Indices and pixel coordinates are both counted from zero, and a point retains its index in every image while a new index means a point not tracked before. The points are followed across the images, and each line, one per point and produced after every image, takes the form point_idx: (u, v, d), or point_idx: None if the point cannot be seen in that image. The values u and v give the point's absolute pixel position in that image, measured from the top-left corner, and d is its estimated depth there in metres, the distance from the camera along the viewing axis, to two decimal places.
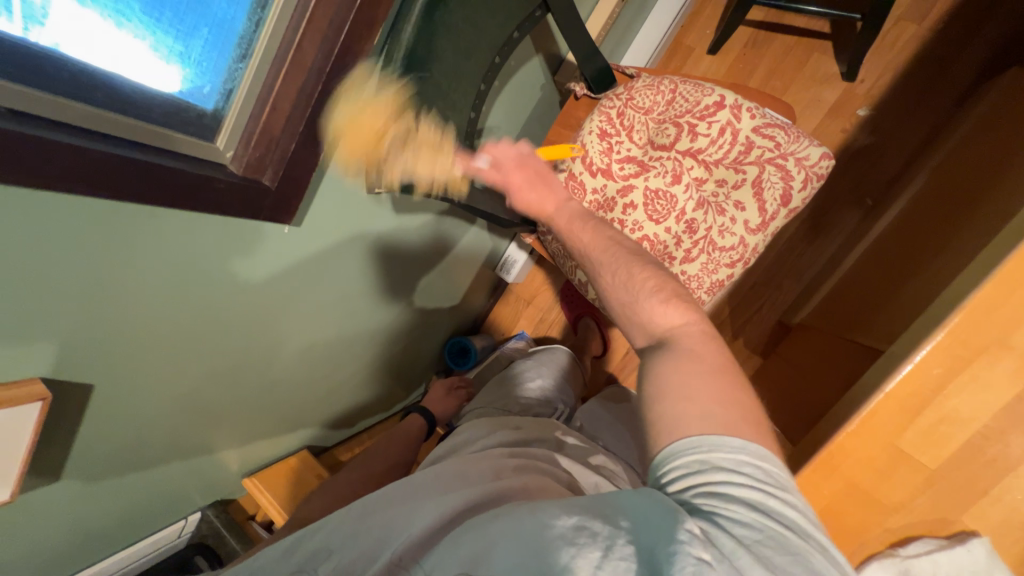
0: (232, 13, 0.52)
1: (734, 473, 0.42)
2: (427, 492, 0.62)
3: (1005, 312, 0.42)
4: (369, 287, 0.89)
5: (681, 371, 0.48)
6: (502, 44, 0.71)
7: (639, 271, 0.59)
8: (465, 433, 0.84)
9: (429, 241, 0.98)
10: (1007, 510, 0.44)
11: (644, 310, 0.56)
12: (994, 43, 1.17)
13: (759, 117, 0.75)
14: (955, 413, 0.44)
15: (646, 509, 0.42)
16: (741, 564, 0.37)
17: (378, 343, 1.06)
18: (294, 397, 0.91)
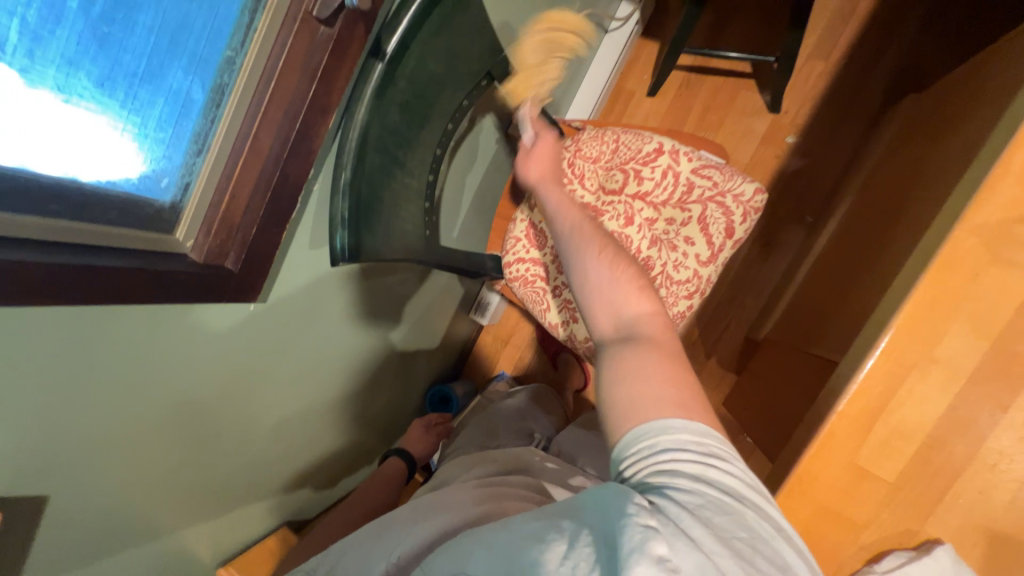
0: (189, 86, 0.53)
1: (682, 449, 0.43)
2: (408, 522, 0.65)
3: (926, 330, 0.47)
4: (340, 348, 0.88)
5: (648, 359, 0.50)
6: (454, 112, 0.75)
7: (602, 256, 0.63)
8: (447, 471, 0.87)
9: (398, 294, 0.99)
10: (963, 514, 0.46)
11: (611, 296, 0.59)
12: (893, 73, 1.32)
13: (695, 159, 0.81)
14: (901, 426, 0.47)
15: (600, 495, 0.42)
16: (686, 526, 0.37)
17: (354, 403, 1.04)
18: (268, 470, 0.88)
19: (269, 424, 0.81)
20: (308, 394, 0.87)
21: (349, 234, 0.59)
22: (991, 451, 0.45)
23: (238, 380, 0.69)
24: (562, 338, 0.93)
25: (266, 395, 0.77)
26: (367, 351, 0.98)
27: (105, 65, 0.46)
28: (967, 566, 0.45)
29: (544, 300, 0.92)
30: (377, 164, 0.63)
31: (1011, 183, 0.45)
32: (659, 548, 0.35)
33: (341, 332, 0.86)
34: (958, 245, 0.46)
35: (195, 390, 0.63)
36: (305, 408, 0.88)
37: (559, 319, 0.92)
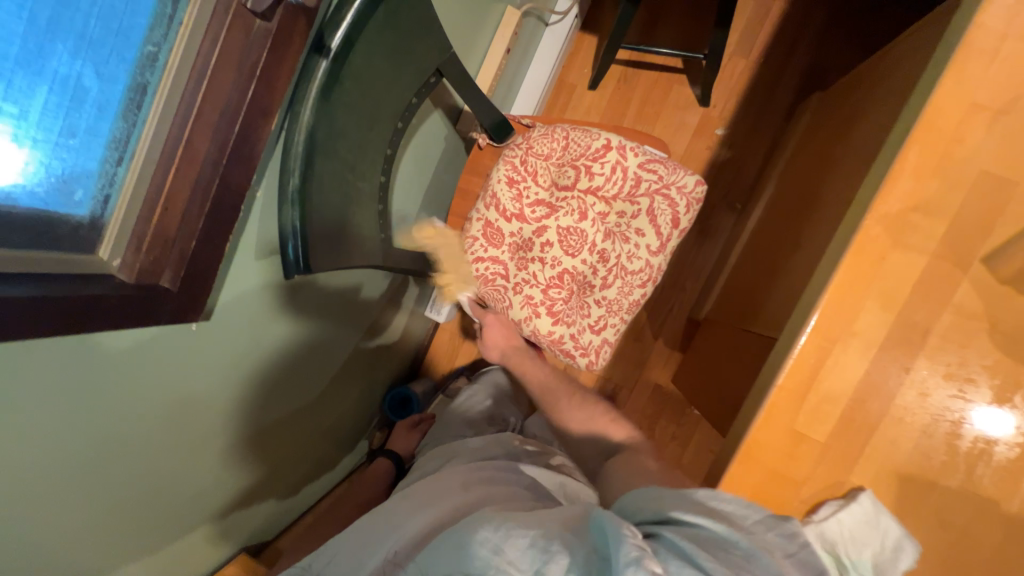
0: (79, 72, 0.44)
1: (681, 499, 0.49)
2: (399, 519, 0.68)
3: (846, 309, 0.53)
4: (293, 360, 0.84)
5: (638, 457, 0.67)
6: (404, 110, 0.73)
7: (585, 399, 0.82)
8: (425, 466, 0.90)
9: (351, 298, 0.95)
10: (879, 462, 0.54)
11: (595, 427, 0.77)
12: (802, 72, 1.46)
13: (641, 154, 0.84)
14: (829, 392, 0.54)
15: (599, 514, 0.47)
16: (683, 551, 0.42)
17: (311, 416, 0.99)
18: (221, 497, 0.82)
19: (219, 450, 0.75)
20: (261, 412, 0.82)
21: (299, 242, 0.55)
22: (899, 406, 0.53)
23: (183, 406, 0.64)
24: (525, 333, 0.89)
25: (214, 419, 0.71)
26: (322, 361, 0.94)
27: (31, 46, 0.40)
28: (885, 506, 0.53)
29: (505, 296, 0.87)
30: (325, 167, 0.60)
31: (907, 177, 0.52)
32: (655, 564, 0.40)
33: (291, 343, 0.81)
34: (868, 233, 0.53)
35: (132, 422, 0.57)
36: (258, 428, 0.83)
37: (522, 315, 0.87)
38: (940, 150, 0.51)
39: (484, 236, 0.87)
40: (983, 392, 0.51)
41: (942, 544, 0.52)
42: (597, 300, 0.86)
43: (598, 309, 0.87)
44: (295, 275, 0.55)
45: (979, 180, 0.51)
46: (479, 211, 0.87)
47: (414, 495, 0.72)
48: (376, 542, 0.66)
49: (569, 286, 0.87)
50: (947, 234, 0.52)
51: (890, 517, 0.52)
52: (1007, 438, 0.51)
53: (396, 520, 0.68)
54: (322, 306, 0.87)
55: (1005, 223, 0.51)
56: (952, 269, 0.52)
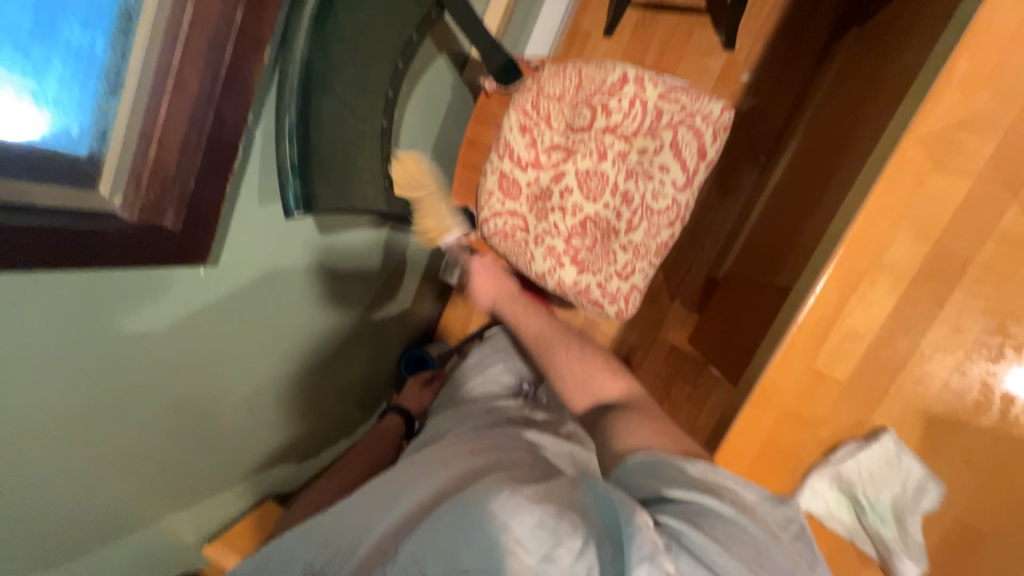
0: (92, 43, 0.46)
1: (682, 468, 0.48)
2: (406, 483, 0.68)
3: (876, 240, 0.49)
4: (307, 315, 0.84)
5: (638, 425, 0.58)
6: (403, 48, 0.69)
7: (585, 347, 0.75)
8: (437, 426, 0.92)
9: (365, 256, 0.95)
10: (904, 402, 0.51)
11: (590, 381, 0.70)
12: (839, 5, 1.33)
13: (661, 84, 0.79)
14: (852, 330, 0.51)
15: (608, 495, 0.46)
16: (693, 541, 0.42)
17: (328, 373, 1.01)
18: (245, 446, 0.85)
19: (238, 400, 0.77)
20: (277, 365, 0.83)
21: (300, 182, 0.55)
22: (929, 344, 0.50)
23: (195, 354, 0.65)
24: (550, 287, 0.85)
25: (231, 369, 0.73)
26: (335, 318, 0.95)
27: None
28: (907, 446, 0.50)
29: (527, 250, 0.84)
30: (323, 103, 0.58)
31: (954, 89, 0.46)
32: (667, 564, 0.40)
33: (304, 298, 0.82)
34: (905, 154, 0.48)
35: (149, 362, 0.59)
36: (274, 381, 0.85)
37: (545, 268, 0.84)
38: (995, 56, 0.46)
39: (500, 189, 0.83)
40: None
41: (971, 486, 0.50)
42: (623, 245, 0.83)
43: (624, 255, 0.84)
44: (298, 214, 0.56)
45: None
46: (492, 163, 0.83)
47: (422, 461, 0.72)
48: (379, 507, 0.65)
49: (592, 234, 0.84)
50: (996, 154, 0.47)
51: (912, 458, 0.50)
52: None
53: (403, 489, 0.67)
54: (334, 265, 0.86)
55: None
56: (999, 194, 0.47)
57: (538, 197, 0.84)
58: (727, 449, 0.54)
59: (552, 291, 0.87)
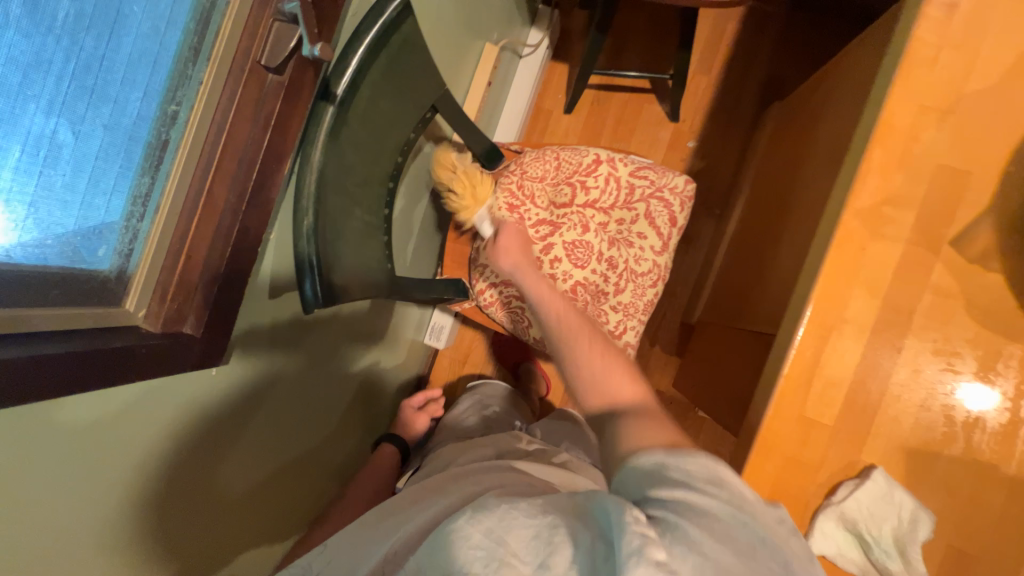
0: (53, 128, 0.41)
1: (684, 465, 0.44)
2: (405, 513, 0.65)
3: (836, 297, 0.58)
4: (309, 397, 0.83)
5: (647, 425, 0.52)
6: (403, 145, 0.76)
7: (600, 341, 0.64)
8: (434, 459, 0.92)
9: (362, 326, 0.98)
10: (886, 441, 0.57)
11: (601, 380, 0.60)
12: (761, 84, 1.56)
13: (631, 164, 0.89)
14: (831, 378, 0.58)
15: (603, 498, 0.44)
16: (686, 538, 0.38)
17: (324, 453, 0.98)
18: (251, 555, 0.79)
19: (246, 507, 0.72)
20: (281, 457, 0.80)
21: (318, 278, 0.57)
22: (895, 384, 0.57)
23: (212, 468, 0.61)
24: None
25: (241, 474, 0.69)
26: (334, 394, 0.94)
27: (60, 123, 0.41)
28: (896, 480, 0.56)
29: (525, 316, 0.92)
30: (333, 203, 0.62)
31: (874, 174, 0.57)
32: (657, 554, 0.37)
33: (307, 381, 0.81)
34: (847, 227, 0.57)
35: (172, 488, 0.55)
36: (279, 475, 0.81)
37: None
38: (901, 148, 0.57)
39: (494, 262, 0.93)
40: (969, 363, 0.56)
41: (953, 513, 0.55)
42: (613, 306, 0.89)
43: (615, 314, 0.89)
44: (315, 307, 0.57)
45: (938, 172, 0.56)
46: (483, 241, 0.93)
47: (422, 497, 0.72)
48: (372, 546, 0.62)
49: (583, 298, 0.89)
50: (916, 223, 0.57)
51: (901, 490, 0.55)
52: (993, 419, 0.55)
53: (398, 519, 0.64)
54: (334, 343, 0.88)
55: (966, 208, 0.56)
56: (926, 254, 0.56)
57: (531, 264, 0.92)
58: None
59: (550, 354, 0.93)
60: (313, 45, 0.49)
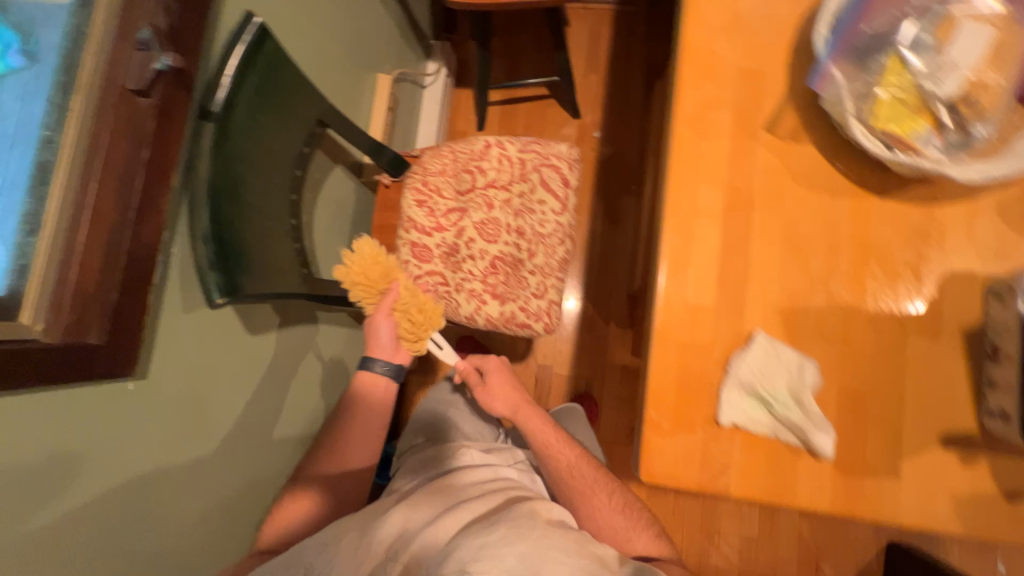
0: None
1: None
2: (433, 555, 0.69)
3: (687, 194, 0.65)
4: (263, 402, 0.86)
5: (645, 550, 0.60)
6: (297, 159, 0.83)
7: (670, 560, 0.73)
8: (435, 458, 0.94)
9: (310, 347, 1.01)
10: (763, 307, 0.62)
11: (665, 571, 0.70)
12: (644, 72, 1.74)
13: (518, 142, 0.99)
14: (702, 264, 0.64)
15: None
16: None
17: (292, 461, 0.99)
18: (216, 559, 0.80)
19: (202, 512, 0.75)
20: (243, 466, 0.83)
21: (220, 274, 0.62)
22: (757, 256, 0.63)
23: (159, 460, 0.65)
24: (481, 324, 0.95)
25: (188, 482, 0.71)
26: (293, 403, 0.96)
27: None
28: (779, 339, 0.61)
29: (452, 299, 0.95)
30: (231, 209, 0.67)
31: (690, 88, 0.67)
32: None
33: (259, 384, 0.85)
34: (680, 135, 0.66)
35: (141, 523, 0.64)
36: (244, 479, 0.84)
37: (471, 309, 0.94)
38: (705, 63, 0.67)
39: (414, 256, 0.98)
40: (811, 223, 0.63)
41: (836, 356, 0.61)
42: (530, 270, 0.94)
43: (534, 277, 0.94)
44: (221, 301, 0.61)
45: (740, 75, 0.67)
46: (402, 238, 0.98)
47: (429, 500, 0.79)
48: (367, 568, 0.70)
49: (502, 269, 0.95)
50: (735, 119, 0.66)
51: (782, 346, 0.61)
52: (843, 264, 0.62)
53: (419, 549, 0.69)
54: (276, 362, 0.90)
55: (769, 98, 0.66)
56: (749, 142, 0.65)
57: (449, 250, 0.97)
58: (653, 395, 0.62)
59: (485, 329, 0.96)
60: (164, 57, 0.55)
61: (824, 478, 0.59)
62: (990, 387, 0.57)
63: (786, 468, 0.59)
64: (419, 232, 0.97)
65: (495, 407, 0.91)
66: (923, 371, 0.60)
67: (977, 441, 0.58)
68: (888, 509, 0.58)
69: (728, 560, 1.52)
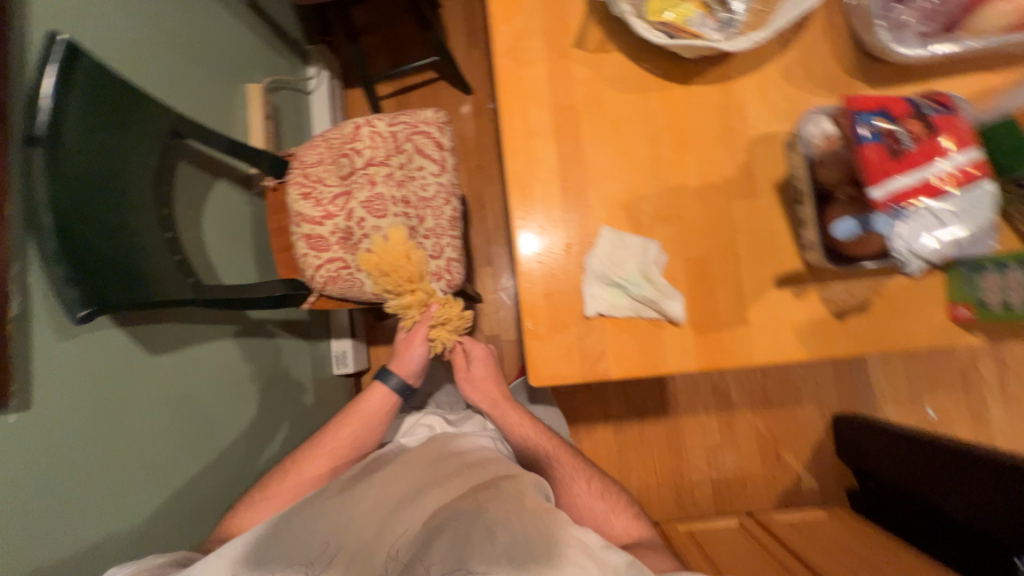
0: None
1: None
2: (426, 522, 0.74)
3: (519, 119, 0.70)
4: (190, 396, 0.87)
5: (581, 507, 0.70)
6: (158, 172, 0.83)
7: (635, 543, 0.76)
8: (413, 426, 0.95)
9: (236, 359, 1.01)
10: (605, 205, 0.68)
11: None
12: None
13: (386, 117, 1.01)
14: (544, 179, 0.69)
15: None
16: None
17: (251, 439, 1.03)
18: (196, 532, 0.88)
19: (157, 508, 0.79)
20: (179, 482, 0.84)
21: (78, 288, 0.64)
22: (590, 162, 0.69)
23: (80, 481, 0.68)
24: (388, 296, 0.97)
25: (111, 505, 0.72)
26: (228, 391, 0.98)
27: None
28: (622, 229, 0.67)
29: (355, 279, 0.98)
30: (86, 228, 0.67)
31: (501, 22, 0.72)
32: None
33: (179, 381, 0.86)
34: (501, 67, 0.71)
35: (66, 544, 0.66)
36: (197, 468, 0.88)
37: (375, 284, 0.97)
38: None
39: (311, 247, 1.00)
40: (631, 122, 0.69)
41: (676, 233, 0.67)
42: (423, 235, 0.97)
43: (429, 241, 0.97)
44: (85, 313, 0.64)
45: (543, 2, 0.72)
46: (296, 233, 1.01)
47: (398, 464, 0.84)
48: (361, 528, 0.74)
49: (397, 240, 0.98)
50: (547, 42, 0.71)
51: (625, 234, 0.66)
52: (664, 153, 0.68)
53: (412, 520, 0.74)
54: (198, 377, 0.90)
55: (572, 17, 0.71)
56: (564, 61, 0.71)
57: (344, 233, 1.00)
58: (527, 306, 0.67)
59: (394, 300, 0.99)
60: None
61: (686, 340, 0.65)
62: (803, 226, 0.64)
63: (652, 340, 0.66)
64: (310, 223, 1.00)
65: (475, 397, 0.92)
66: (751, 227, 0.67)
67: (805, 276, 0.65)
68: (744, 353, 0.65)
69: (700, 471, 1.61)
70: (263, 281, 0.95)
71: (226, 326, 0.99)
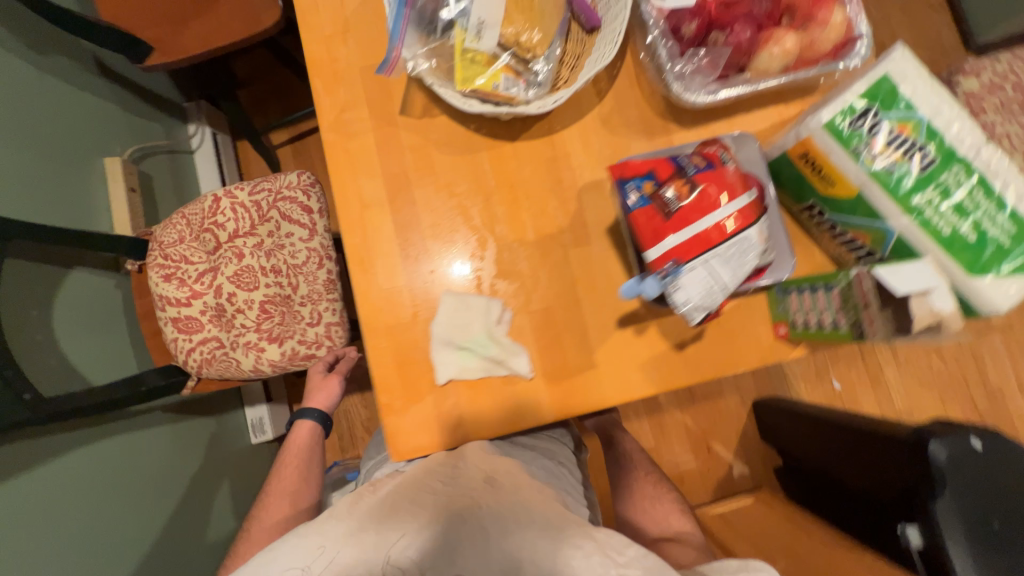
0: None
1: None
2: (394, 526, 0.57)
3: (353, 193, 0.69)
4: (69, 502, 0.83)
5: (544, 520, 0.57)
6: None
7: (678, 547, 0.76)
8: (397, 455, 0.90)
9: (116, 462, 0.93)
10: (447, 270, 0.68)
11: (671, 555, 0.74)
12: None
13: (246, 185, 0.97)
14: (384, 250, 0.69)
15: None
16: None
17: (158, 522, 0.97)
18: None
19: None
20: None
21: None
22: (427, 228, 0.69)
23: None
24: (269, 371, 0.94)
25: None
26: (120, 481, 0.93)
27: None
28: (464, 291, 0.67)
29: (232, 358, 0.93)
30: None
31: (323, 98, 0.71)
32: None
33: (53, 492, 0.81)
34: (329, 143, 0.70)
35: None
36: None
37: (252, 361, 0.93)
38: (330, 72, 0.72)
39: (181, 330, 0.94)
40: (463, 184, 0.70)
41: (519, 289, 0.68)
42: (300, 303, 0.95)
43: (306, 308, 0.95)
44: None
45: (364, 74, 0.72)
46: (163, 317, 0.94)
47: (383, 483, 0.63)
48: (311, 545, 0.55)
49: (273, 312, 0.95)
50: (373, 113, 0.71)
51: (466, 295, 0.67)
52: (500, 211, 0.70)
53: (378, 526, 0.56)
54: (65, 496, 0.82)
55: (394, 86, 0.71)
56: (391, 130, 0.71)
57: (217, 310, 0.95)
58: (381, 382, 0.66)
59: (277, 373, 0.95)
60: None
61: (539, 393, 0.66)
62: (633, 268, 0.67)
63: (508, 397, 0.66)
64: (177, 306, 0.94)
65: None
66: (588, 273, 0.69)
67: (644, 314, 0.68)
68: (595, 396, 0.67)
69: None
70: (136, 374, 0.91)
71: (98, 428, 0.91)
